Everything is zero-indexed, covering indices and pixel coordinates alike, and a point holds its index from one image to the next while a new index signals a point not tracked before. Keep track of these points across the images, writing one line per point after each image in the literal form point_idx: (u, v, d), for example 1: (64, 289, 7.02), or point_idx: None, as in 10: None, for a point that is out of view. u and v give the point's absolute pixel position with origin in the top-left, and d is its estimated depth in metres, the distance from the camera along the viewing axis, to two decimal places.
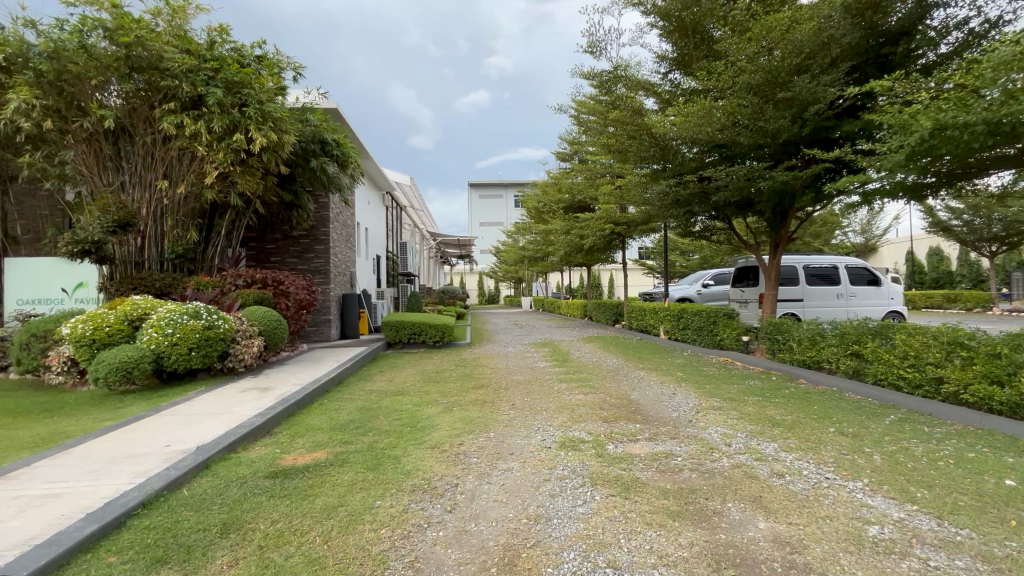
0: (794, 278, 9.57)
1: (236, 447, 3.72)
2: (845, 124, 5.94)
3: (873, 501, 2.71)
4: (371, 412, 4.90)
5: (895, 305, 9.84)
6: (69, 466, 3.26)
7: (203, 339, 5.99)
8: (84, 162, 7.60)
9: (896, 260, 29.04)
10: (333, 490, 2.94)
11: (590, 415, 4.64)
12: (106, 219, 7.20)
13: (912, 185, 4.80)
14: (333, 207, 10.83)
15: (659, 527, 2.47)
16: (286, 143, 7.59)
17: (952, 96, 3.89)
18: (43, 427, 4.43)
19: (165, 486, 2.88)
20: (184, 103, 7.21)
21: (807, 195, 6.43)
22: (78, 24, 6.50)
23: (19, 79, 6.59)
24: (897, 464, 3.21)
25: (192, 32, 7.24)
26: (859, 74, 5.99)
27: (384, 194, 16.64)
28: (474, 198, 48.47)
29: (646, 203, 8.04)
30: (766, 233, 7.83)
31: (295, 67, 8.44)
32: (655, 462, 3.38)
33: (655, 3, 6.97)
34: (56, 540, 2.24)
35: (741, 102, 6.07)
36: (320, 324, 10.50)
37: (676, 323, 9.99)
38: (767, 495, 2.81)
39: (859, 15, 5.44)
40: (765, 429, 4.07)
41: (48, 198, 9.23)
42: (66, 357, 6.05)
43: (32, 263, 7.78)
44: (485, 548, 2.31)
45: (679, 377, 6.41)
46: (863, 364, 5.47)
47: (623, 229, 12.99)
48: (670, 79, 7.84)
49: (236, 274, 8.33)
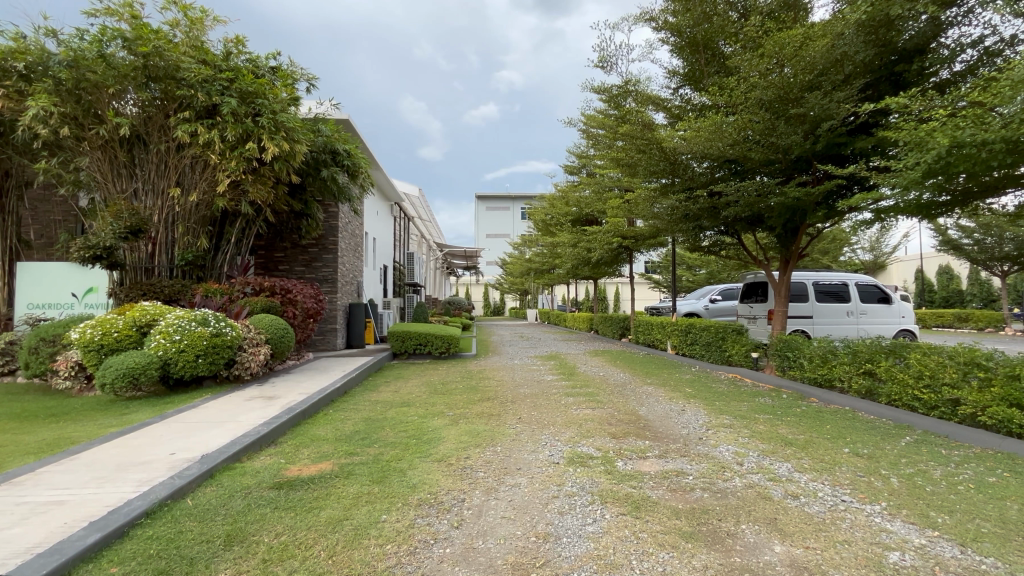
0: (803, 294, 9.50)
1: (241, 456, 3.69)
2: (857, 141, 5.90)
3: (893, 526, 2.63)
4: (376, 423, 4.85)
5: (907, 323, 9.67)
6: (74, 473, 3.23)
7: (211, 346, 6.00)
8: (99, 169, 7.69)
9: (906, 278, 28.80)
10: (339, 503, 2.89)
11: (597, 431, 4.54)
12: (118, 225, 7.34)
13: (926, 204, 4.76)
14: (343, 216, 10.92)
15: (671, 548, 2.40)
16: (299, 153, 7.68)
17: (968, 114, 3.87)
18: (48, 432, 4.40)
19: (169, 495, 2.85)
20: (198, 113, 7.29)
21: (819, 212, 6.44)
22: (98, 34, 6.65)
23: (38, 87, 6.71)
24: (916, 488, 3.12)
25: (209, 43, 7.38)
26: (874, 91, 5.99)
27: (393, 205, 16.88)
28: (480, 210, 48.70)
29: (655, 217, 7.97)
30: (777, 249, 7.76)
31: (308, 78, 8.56)
32: (666, 480, 3.31)
33: (666, 20, 7.09)
34: (59, 549, 2.20)
35: (753, 119, 6.09)
36: (326, 333, 10.53)
37: (683, 338, 9.92)
38: (782, 517, 2.73)
39: (872, 33, 5.41)
40: (778, 448, 3.98)
41: (62, 203, 9.38)
42: (74, 361, 6.02)
43: (44, 267, 7.84)
44: (493, 566, 2.25)
45: (689, 394, 6.29)
46: (876, 383, 5.35)
47: (631, 242, 12.98)
48: (680, 94, 7.90)
49: (244, 281, 8.37)
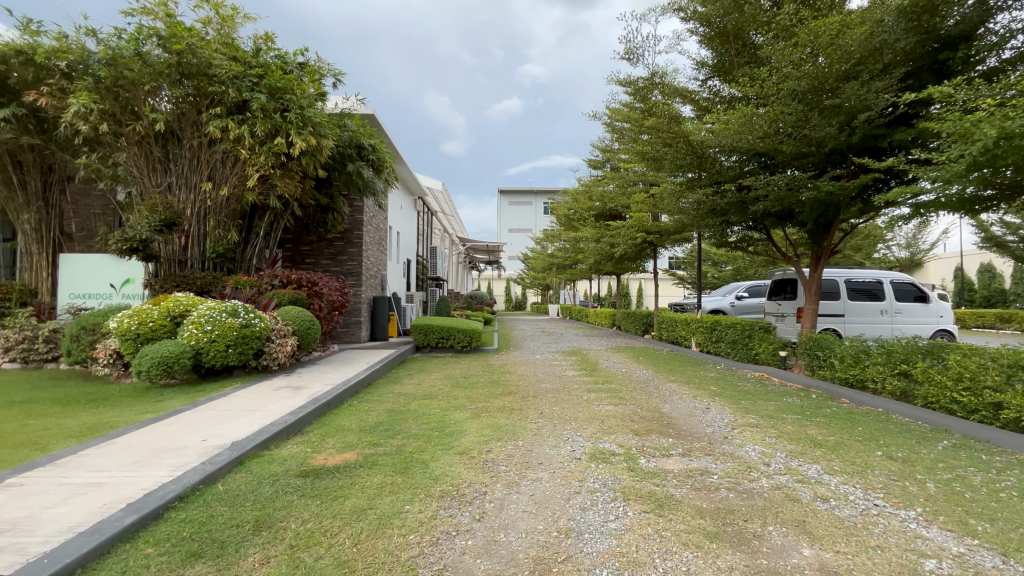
0: (834, 292, 9.24)
1: (270, 444, 3.79)
2: (896, 134, 5.67)
3: (928, 532, 2.54)
4: (400, 415, 4.91)
5: (945, 323, 9.31)
6: (111, 456, 3.36)
7: (240, 336, 6.16)
8: (136, 164, 7.93)
9: (943, 278, 27.74)
10: (363, 492, 2.94)
11: (620, 428, 4.51)
12: (154, 218, 7.56)
13: (969, 199, 4.56)
14: (368, 210, 11.05)
15: (696, 548, 2.37)
16: (325, 148, 7.79)
17: (1017, 104, 3.67)
18: (88, 417, 4.59)
19: (202, 480, 2.94)
20: (229, 108, 7.45)
21: (854, 206, 6.20)
22: (135, 32, 6.83)
23: (79, 84, 6.96)
24: (953, 494, 3.00)
25: (239, 40, 7.51)
26: (914, 81, 5.73)
27: (417, 200, 16.97)
28: (503, 205, 48.82)
29: (681, 212, 7.84)
30: (808, 245, 7.53)
31: (335, 74, 8.67)
32: (690, 479, 3.27)
33: (694, 10, 6.94)
34: (98, 528, 2.29)
35: (785, 110, 5.93)
36: (351, 326, 10.71)
37: (709, 336, 9.75)
38: (811, 520, 2.66)
39: (915, 19, 5.15)
40: (807, 449, 3.88)
41: (102, 198, 9.73)
42: (112, 350, 6.26)
43: (83, 259, 8.15)
44: (515, 560, 2.25)
45: (714, 392, 6.18)
46: (912, 384, 5.18)
47: (655, 238, 12.74)
48: (708, 86, 7.72)
49: (273, 274, 8.53)
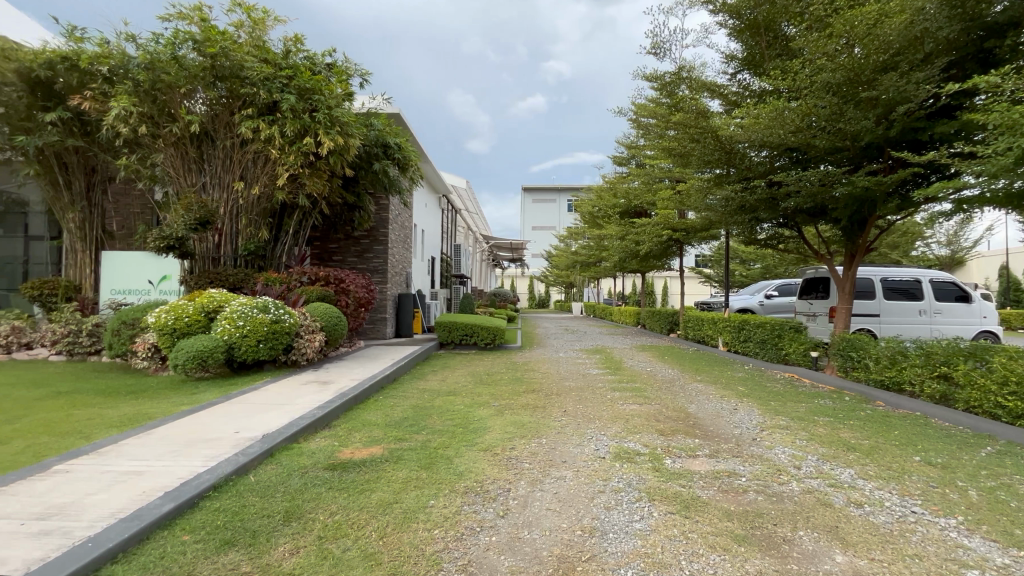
0: (870, 292, 8.93)
1: (299, 437, 3.88)
2: (937, 126, 5.44)
3: (970, 542, 2.44)
4: (424, 411, 4.96)
5: (989, 324, 8.90)
6: (150, 446, 3.49)
7: (271, 332, 6.32)
8: (172, 164, 8.21)
9: (987, 276, 26.50)
10: (389, 486, 2.98)
11: (645, 427, 4.46)
12: (189, 217, 7.82)
13: (1018, 193, 4.34)
14: (393, 209, 11.18)
15: (723, 551, 2.33)
16: (352, 147, 7.91)
17: None
18: (128, 408, 4.78)
19: (235, 470, 3.04)
20: (260, 109, 7.63)
21: (891, 202, 5.97)
22: (171, 37, 7.06)
23: (120, 88, 7.24)
24: (998, 503, 2.87)
25: (270, 42, 7.68)
26: (958, 71, 5.47)
27: (441, 198, 17.10)
28: (526, 203, 48.78)
29: (708, 209, 7.70)
30: (842, 242, 7.29)
31: (362, 74, 8.79)
32: (717, 480, 3.21)
33: (724, 2, 6.79)
34: (138, 515, 2.39)
35: (819, 103, 5.75)
36: (376, 322, 10.87)
37: (737, 335, 9.56)
38: (844, 526, 2.58)
39: (959, 7, 4.84)
40: (840, 453, 3.77)
41: (141, 197, 10.13)
42: (150, 343, 6.51)
43: (124, 256, 8.49)
44: (539, 557, 2.25)
45: (742, 393, 6.05)
46: (953, 388, 4.97)
47: (681, 236, 12.56)
48: (738, 79, 7.54)
49: (301, 271, 8.72)
